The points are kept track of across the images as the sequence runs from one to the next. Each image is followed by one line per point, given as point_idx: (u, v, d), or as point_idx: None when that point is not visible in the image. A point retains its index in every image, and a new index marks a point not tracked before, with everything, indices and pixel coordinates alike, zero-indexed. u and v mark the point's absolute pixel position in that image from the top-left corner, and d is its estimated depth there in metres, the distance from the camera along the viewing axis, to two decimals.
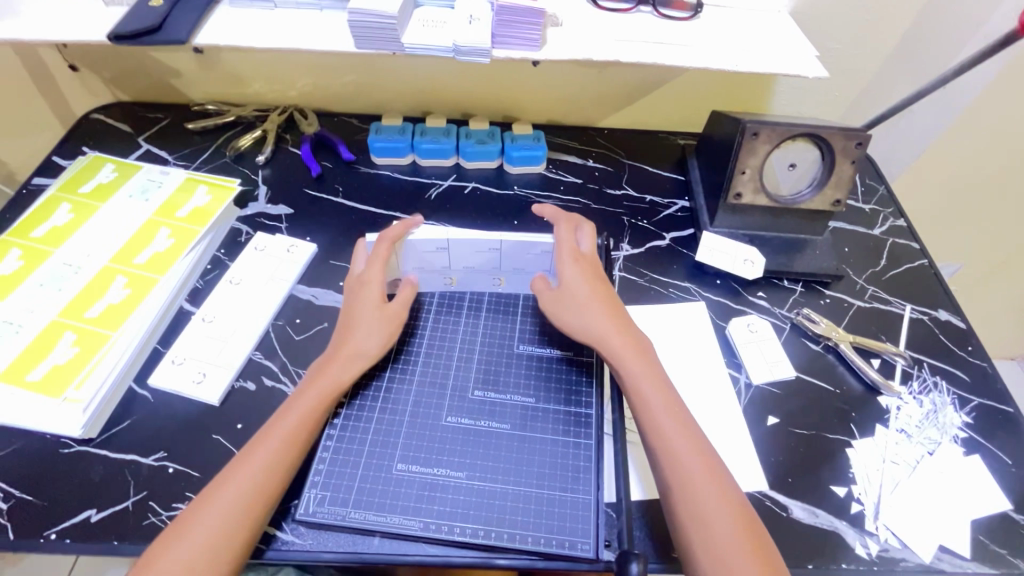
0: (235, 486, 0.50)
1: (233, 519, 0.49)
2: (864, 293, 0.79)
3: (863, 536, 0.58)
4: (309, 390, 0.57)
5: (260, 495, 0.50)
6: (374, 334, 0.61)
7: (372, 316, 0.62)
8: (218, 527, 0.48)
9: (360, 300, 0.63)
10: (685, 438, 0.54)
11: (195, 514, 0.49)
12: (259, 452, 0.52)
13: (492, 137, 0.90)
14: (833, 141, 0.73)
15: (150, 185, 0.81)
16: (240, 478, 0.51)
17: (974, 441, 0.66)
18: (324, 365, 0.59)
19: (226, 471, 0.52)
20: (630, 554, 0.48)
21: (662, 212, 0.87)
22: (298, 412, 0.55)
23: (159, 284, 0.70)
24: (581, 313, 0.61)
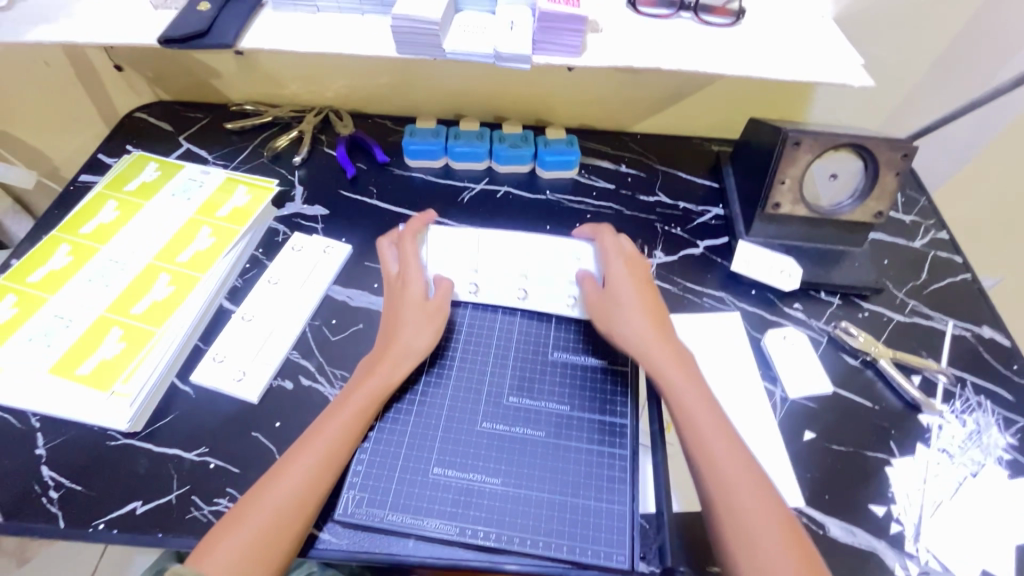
0: (287, 481, 0.52)
1: (284, 515, 0.50)
2: (905, 307, 0.77)
3: (903, 557, 0.57)
4: (356, 389, 0.59)
5: (312, 488, 0.52)
6: (417, 335, 0.63)
7: (413, 318, 0.63)
8: (269, 522, 0.49)
9: (401, 303, 0.65)
10: (729, 448, 0.54)
11: (246, 507, 0.50)
12: (309, 448, 0.54)
13: (525, 141, 0.90)
14: (878, 152, 0.72)
15: (192, 184, 0.83)
16: (291, 474, 0.52)
17: (1020, 464, 0.64)
18: (369, 366, 0.61)
19: (276, 466, 0.53)
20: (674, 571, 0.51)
21: (696, 219, 0.86)
22: (348, 413, 0.57)
23: (201, 282, 0.72)
24: (625, 317, 0.63)
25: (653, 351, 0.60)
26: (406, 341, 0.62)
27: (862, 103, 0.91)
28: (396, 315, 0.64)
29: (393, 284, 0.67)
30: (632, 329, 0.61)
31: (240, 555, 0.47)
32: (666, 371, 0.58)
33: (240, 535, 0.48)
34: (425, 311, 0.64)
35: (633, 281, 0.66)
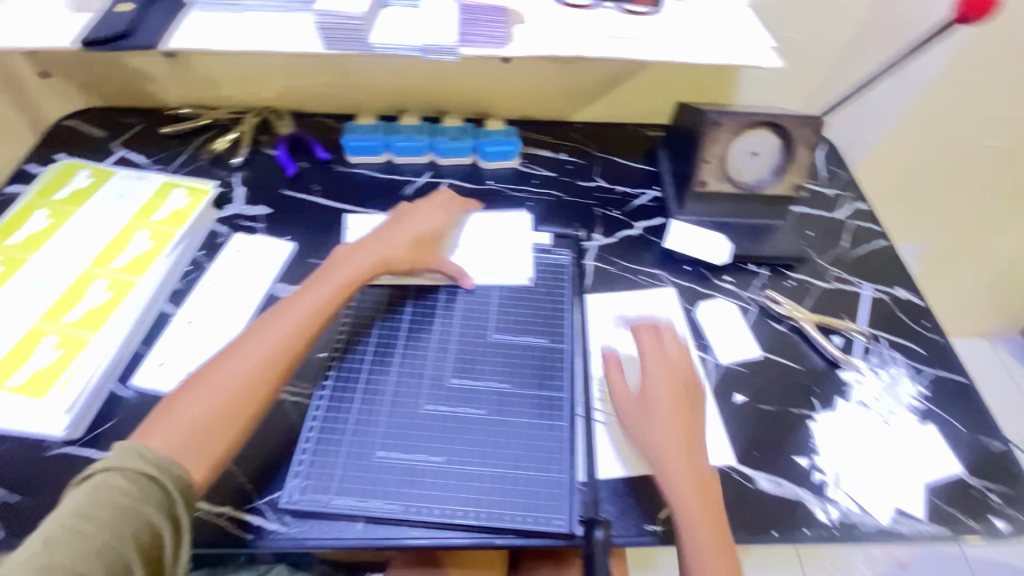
0: (235, 370, 0.56)
1: (235, 398, 0.55)
2: (827, 274, 0.82)
3: (825, 502, 0.62)
4: (304, 296, 0.63)
5: (270, 364, 0.57)
6: (398, 254, 0.69)
7: (401, 242, 0.70)
8: (218, 405, 0.54)
9: (398, 225, 0.72)
10: (719, 544, 0.53)
11: (193, 393, 0.54)
12: (274, 325, 0.60)
13: (465, 133, 0.92)
14: (791, 128, 0.77)
15: (127, 188, 0.82)
16: (237, 365, 0.56)
17: (929, 410, 0.69)
18: (319, 277, 0.65)
19: (223, 353, 0.58)
20: (595, 521, 0.55)
21: (633, 202, 0.90)
22: (295, 315, 0.61)
23: (138, 286, 0.71)
24: (652, 440, 0.58)
25: (671, 477, 0.56)
26: (392, 258, 0.69)
27: (783, 85, 0.96)
28: (386, 234, 0.71)
29: (399, 213, 0.74)
30: (655, 457, 0.57)
31: (188, 433, 0.51)
32: (677, 475, 0.56)
33: (188, 412, 0.53)
34: (416, 241, 0.71)
35: (661, 395, 0.60)
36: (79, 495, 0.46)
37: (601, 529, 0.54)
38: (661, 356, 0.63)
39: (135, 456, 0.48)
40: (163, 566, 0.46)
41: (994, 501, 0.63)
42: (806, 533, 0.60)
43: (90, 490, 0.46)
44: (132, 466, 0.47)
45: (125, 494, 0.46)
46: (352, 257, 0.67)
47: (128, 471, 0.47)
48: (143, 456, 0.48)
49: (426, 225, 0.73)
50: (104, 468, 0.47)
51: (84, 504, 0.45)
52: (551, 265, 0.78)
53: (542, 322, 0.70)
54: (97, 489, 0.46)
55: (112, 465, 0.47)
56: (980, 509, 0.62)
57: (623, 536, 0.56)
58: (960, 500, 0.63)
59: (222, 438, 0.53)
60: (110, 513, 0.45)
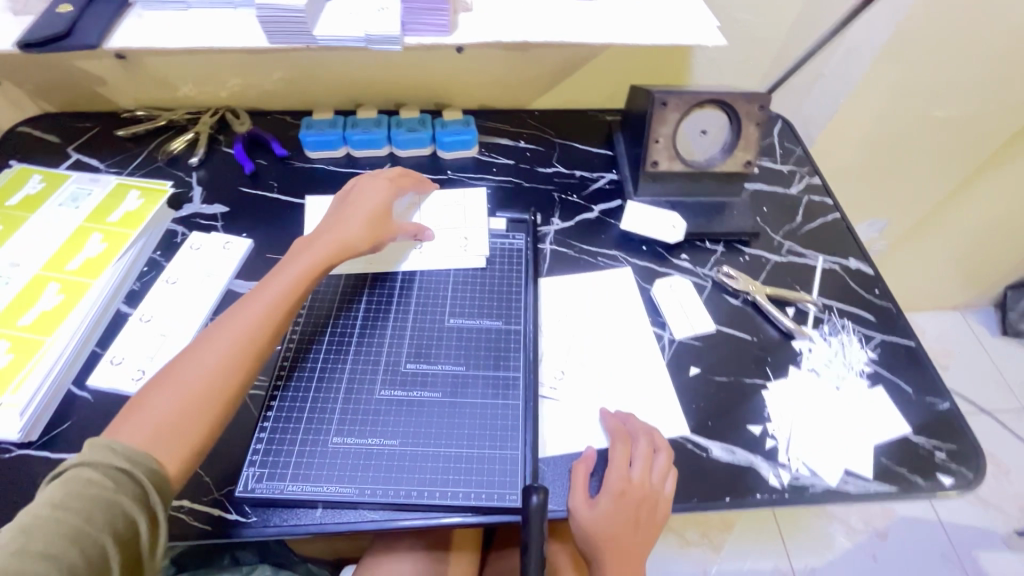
0: (204, 362, 0.56)
1: (205, 391, 0.54)
2: (782, 248, 0.84)
3: (777, 467, 0.63)
4: (267, 285, 0.63)
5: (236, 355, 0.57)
6: (360, 234, 0.70)
7: (362, 223, 0.71)
8: (189, 397, 0.54)
9: (356, 204, 0.73)
10: None
11: (161, 389, 0.54)
12: (239, 317, 0.60)
13: (423, 124, 0.93)
14: (738, 106, 0.78)
15: (81, 192, 0.81)
16: (204, 358, 0.56)
17: (878, 374, 0.71)
18: (283, 264, 0.66)
19: (191, 347, 0.58)
20: (532, 487, 0.53)
21: (591, 185, 0.91)
22: (260, 304, 0.61)
23: (92, 288, 0.71)
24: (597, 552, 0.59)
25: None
26: (352, 242, 0.69)
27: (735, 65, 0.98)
28: (345, 215, 0.71)
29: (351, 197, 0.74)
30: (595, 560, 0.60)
31: (159, 429, 0.51)
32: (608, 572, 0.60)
33: (158, 406, 0.53)
34: (378, 221, 0.72)
35: (615, 513, 0.59)
36: (51, 488, 0.45)
37: (537, 495, 0.52)
38: (624, 479, 0.60)
39: (107, 451, 0.48)
40: (140, 557, 0.46)
41: (940, 458, 0.65)
42: (758, 497, 0.61)
43: (62, 483, 0.45)
44: (104, 459, 0.47)
45: (98, 483, 0.45)
46: (315, 243, 0.68)
47: (100, 463, 0.47)
48: (115, 451, 0.48)
49: (384, 201, 0.74)
50: (76, 463, 0.46)
51: (57, 494, 0.44)
52: (508, 250, 0.79)
53: (499, 308, 0.72)
54: (69, 480, 0.45)
55: (83, 459, 0.47)
56: (927, 466, 0.64)
57: (556, 511, 0.59)
58: (907, 458, 0.65)
59: (196, 428, 0.53)
60: (83, 500, 0.44)
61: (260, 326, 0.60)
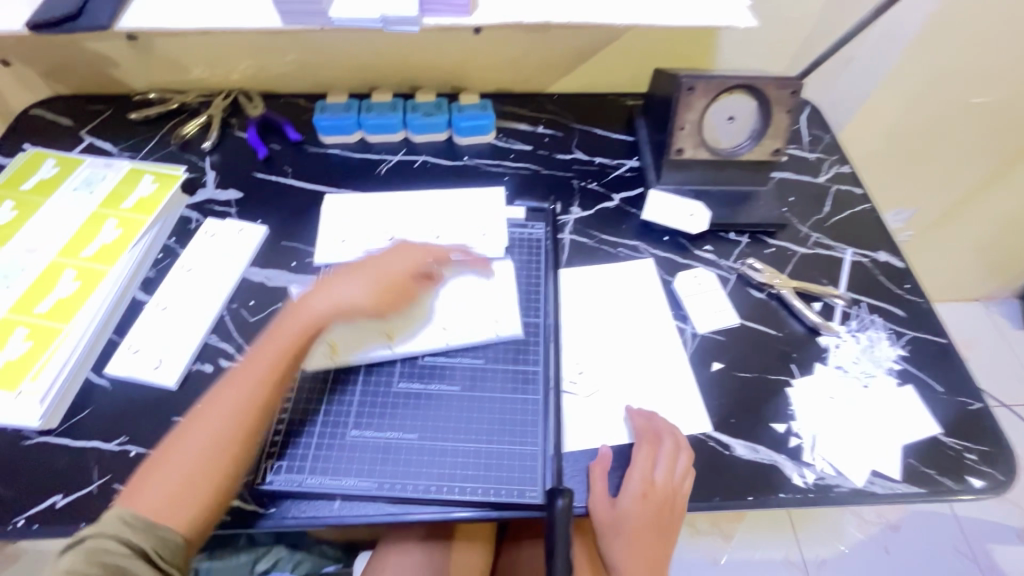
0: (202, 430, 0.54)
1: (208, 462, 0.53)
2: (808, 240, 0.81)
3: (801, 467, 0.62)
4: (265, 347, 0.59)
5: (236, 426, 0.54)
6: (362, 294, 0.62)
7: (369, 281, 0.63)
8: (194, 465, 0.52)
9: (369, 260, 0.65)
10: None
11: (169, 459, 0.53)
12: (239, 384, 0.57)
13: (439, 109, 0.90)
14: (768, 92, 0.75)
15: (94, 177, 0.80)
16: (207, 428, 0.54)
17: (907, 372, 0.69)
18: (282, 324, 0.61)
19: (197, 415, 0.56)
20: (557, 491, 0.54)
21: (611, 173, 0.88)
22: (257, 369, 0.57)
23: (108, 275, 0.70)
24: (616, 549, 0.60)
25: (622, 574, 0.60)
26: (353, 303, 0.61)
27: (764, 46, 0.94)
28: (355, 270, 0.64)
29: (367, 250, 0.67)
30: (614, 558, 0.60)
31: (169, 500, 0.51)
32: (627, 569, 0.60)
33: (164, 474, 0.52)
34: (388, 278, 0.64)
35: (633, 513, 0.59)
36: (73, 558, 0.47)
37: (563, 498, 0.53)
38: (644, 480, 0.59)
39: (120, 524, 0.49)
40: None
41: (970, 460, 0.63)
42: (781, 497, 0.60)
43: (83, 554, 0.47)
44: (121, 533, 0.49)
45: (119, 555, 0.48)
46: (315, 303, 0.61)
47: (120, 537, 0.49)
48: (131, 524, 0.50)
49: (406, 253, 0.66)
50: (95, 536, 0.49)
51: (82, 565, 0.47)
52: (527, 240, 0.78)
53: (519, 302, 0.71)
54: (91, 552, 0.48)
55: (102, 532, 0.49)
56: (957, 468, 0.62)
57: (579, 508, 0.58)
58: (937, 460, 0.63)
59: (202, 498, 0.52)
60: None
61: (254, 393, 0.56)
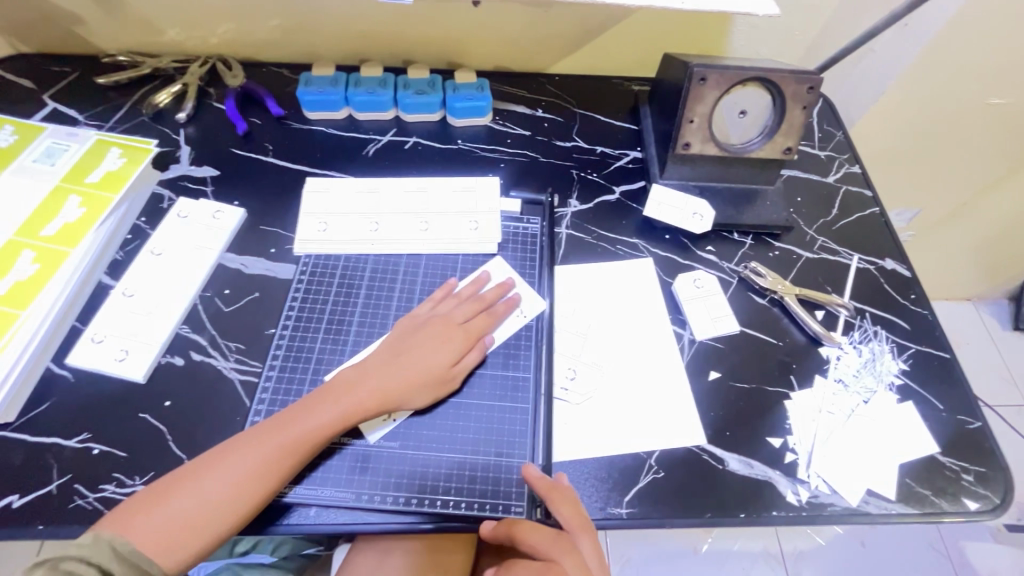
0: (218, 480, 0.52)
1: (211, 514, 0.51)
2: (814, 244, 0.78)
3: (795, 484, 0.60)
4: (296, 418, 0.56)
5: (249, 486, 0.52)
6: (406, 391, 0.59)
7: (416, 374, 0.59)
8: (198, 513, 0.51)
9: (421, 346, 0.61)
10: None
11: (172, 496, 0.51)
12: (263, 441, 0.54)
13: (433, 87, 0.84)
14: (785, 86, 0.70)
15: (56, 148, 0.74)
16: (219, 479, 0.52)
17: (908, 388, 0.67)
18: (317, 398, 0.57)
19: (212, 457, 0.53)
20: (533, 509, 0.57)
21: (612, 164, 0.84)
22: (282, 437, 0.54)
23: (71, 257, 0.65)
24: None
25: None
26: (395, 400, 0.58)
27: (780, 34, 0.88)
28: (402, 358, 0.60)
29: (422, 330, 0.63)
30: None
31: (161, 538, 0.49)
32: None
33: (165, 512, 0.50)
34: (435, 374, 0.60)
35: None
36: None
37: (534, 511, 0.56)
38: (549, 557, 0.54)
39: (106, 554, 0.47)
40: None
41: (967, 481, 0.61)
42: (774, 514, 0.58)
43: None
44: (105, 563, 0.46)
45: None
46: (361, 387, 0.58)
47: (101, 565, 0.46)
48: (118, 554, 0.47)
49: (462, 348, 0.62)
50: (76, 559, 0.46)
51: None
52: (522, 235, 0.75)
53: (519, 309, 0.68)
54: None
55: (84, 556, 0.46)
56: (953, 489, 0.61)
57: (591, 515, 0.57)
58: (933, 480, 0.61)
59: (194, 544, 0.50)
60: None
61: (272, 464, 0.53)
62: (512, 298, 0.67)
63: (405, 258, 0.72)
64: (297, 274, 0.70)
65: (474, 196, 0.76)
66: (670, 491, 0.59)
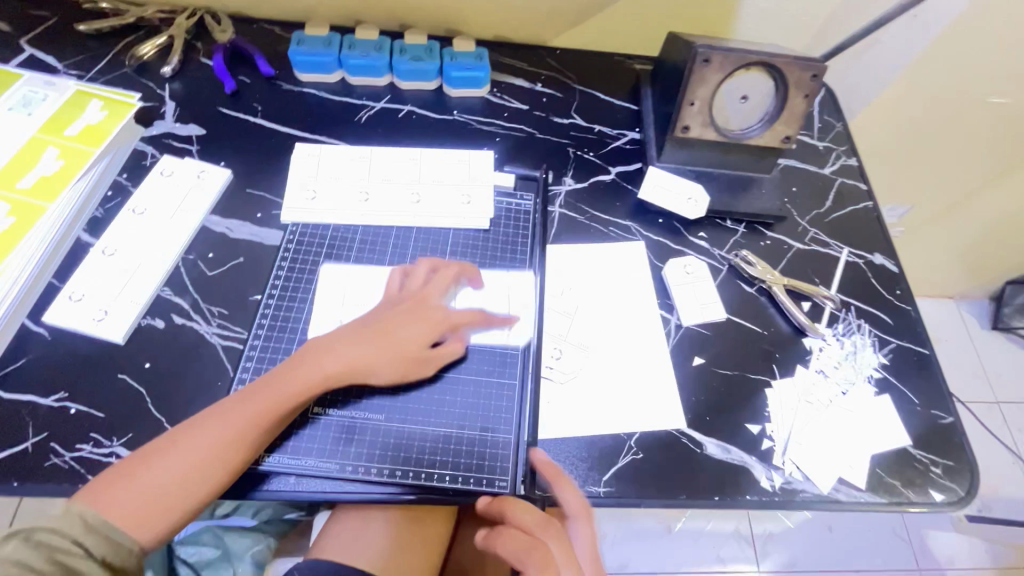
0: (196, 445, 0.51)
1: (189, 480, 0.51)
2: (805, 235, 0.78)
3: (770, 470, 0.61)
4: (267, 387, 0.55)
5: (226, 452, 0.52)
6: (380, 368, 0.58)
7: (389, 353, 0.58)
8: (177, 478, 0.50)
9: (395, 324, 0.60)
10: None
11: (151, 462, 0.51)
12: (242, 408, 0.53)
13: (430, 54, 0.82)
14: (789, 72, 0.69)
15: (33, 97, 0.71)
16: (198, 444, 0.51)
17: (886, 382, 0.68)
18: (288, 368, 0.56)
19: (192, 423, 0.53)
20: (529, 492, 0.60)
21: (610, 144, 0.82)
22: (255, 406, 0.54)
23: (47, 212, 0.63)
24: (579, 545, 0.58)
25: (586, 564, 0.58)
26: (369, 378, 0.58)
27: (788, 18, 0.86)
28: (376, 334, 0.59)
29: (398, 308, 0.61)
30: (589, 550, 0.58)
31: (135, 506, 0.49)
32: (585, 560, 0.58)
33: (138, 484, 0.50)
34: (411, 355, 0.59)
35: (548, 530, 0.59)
36: (19, 551, 0.44)
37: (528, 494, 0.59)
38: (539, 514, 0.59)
39: (78, 526, 0.47)
40: None
41: (935, 473, 0.63)
42: (747, 498, 0.60)
43: (33, 548, 0.45)
44: (77, 534, 0.46)
45: (73, 553, 0.45)
46: (332, 362, 0.57)
47: (73, 536, 0.46)
48: (90, 526, 0.47)
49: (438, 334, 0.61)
50: (48, 530, 0.46)
51: (31, 556, 0.44)
52: (515, 211, 0.74)
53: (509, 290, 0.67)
54: (41, 546, 0.45)
55: (58, 528, 0.46)
56: (921, 481, 0.63)
57: (569, 492, 0.58)
58: (903, 471, 0.63)
59: (171, 511, 0.50)
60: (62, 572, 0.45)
61: (247, 433, 0.53)
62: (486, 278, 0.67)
63: (394, 231, 0.71)
64: (284, 241, 0.68)
65: (467, 170, 0.75)
66: (647, 472, 0.60)
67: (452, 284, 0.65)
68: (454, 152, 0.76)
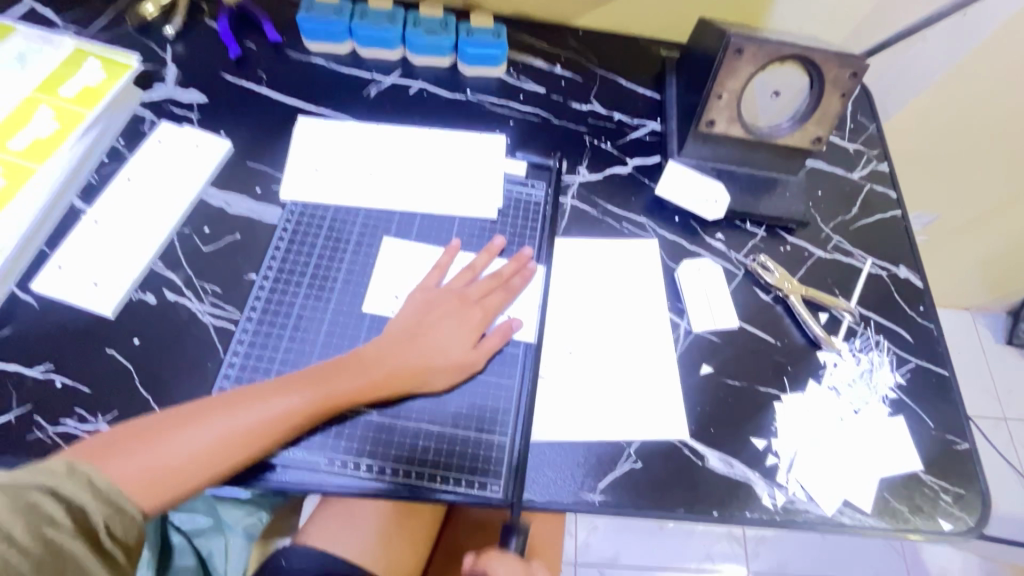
0: (212, 430, 0.50)
1: (201, 463, 0.49)
2: (828, 243, 0.74)
3: (773, 487, 0.59)
4: (302, 387, 0.53)
5: (244, 442, 0.50)
6: (425, 375, 0.57)
7: (432, 360, 0.58)
8: (188, 459, 0.49)
9: (437, 328, 0.59)
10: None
11: (162, 438, 0.49)
12: (266, 400, 0.52)
13: (445, 28, 0.77)
14: (825, 68, 0.65)
15: (29, 52, 0.68)
16: (213, 430, 0.50)
17: (901, 403, 0.65)
18: (324, 370, 0.55)
19: (212, 405, 0.51)
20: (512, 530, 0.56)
21: (628, 134, 0.78)
22: (285, 403, 0.52)
23: (40, 175, 0.61)
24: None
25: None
26: (411, 385, 0.57)
27: (828, 10, 0.80)
28: (418, 340, 0.58)
29: (438, 311, 0.60)
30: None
31: (144, 479, 0.47)
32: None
33: (147, 455, 0.48)
34: (454, 359, 0.58)
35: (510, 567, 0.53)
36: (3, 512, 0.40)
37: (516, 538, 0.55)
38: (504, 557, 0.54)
39: (82, 484, 0.44)
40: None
41: (944, 501, 0.61)
42: (748, 515, 0.58)
43: (20, 512, 0.40)
44: (76, 495, 0.43)
45: (61, 527, 0.41)
46: (377, 367, 0.56)
47: (73, 499, 0.43)
48: (95, 488, 0.44)
49: (475, 334, 0.60)
50: (43, 490, 0.42)
51: (15, 522, 0.40)
52: (525, 201, 0.71)
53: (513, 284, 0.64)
54: (29, 511, 0.41)
55: (56, 487, 0.43)
56: (930, 508, 0.60)
57: (561, 501, 0.56)
58: (911, 497, 0.61)
59: (180, 487, 0.49)
60: (46, 549, 0.40)
61: (266, 426, 0.51)
62: (532, 267, 0.65)
63: (397, 216, 0.68)
64: (282, 219, 0.66)
65: (478, 154, 0.71)
66: (644, 482, 0.58)
67: (491, 284, 0.63)
68: (466, 136, 0.73)
